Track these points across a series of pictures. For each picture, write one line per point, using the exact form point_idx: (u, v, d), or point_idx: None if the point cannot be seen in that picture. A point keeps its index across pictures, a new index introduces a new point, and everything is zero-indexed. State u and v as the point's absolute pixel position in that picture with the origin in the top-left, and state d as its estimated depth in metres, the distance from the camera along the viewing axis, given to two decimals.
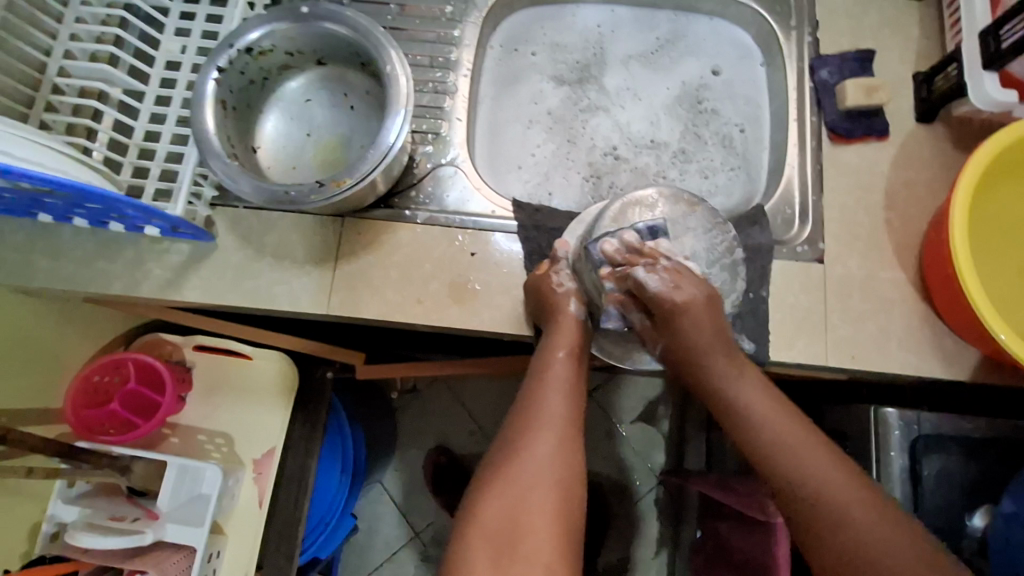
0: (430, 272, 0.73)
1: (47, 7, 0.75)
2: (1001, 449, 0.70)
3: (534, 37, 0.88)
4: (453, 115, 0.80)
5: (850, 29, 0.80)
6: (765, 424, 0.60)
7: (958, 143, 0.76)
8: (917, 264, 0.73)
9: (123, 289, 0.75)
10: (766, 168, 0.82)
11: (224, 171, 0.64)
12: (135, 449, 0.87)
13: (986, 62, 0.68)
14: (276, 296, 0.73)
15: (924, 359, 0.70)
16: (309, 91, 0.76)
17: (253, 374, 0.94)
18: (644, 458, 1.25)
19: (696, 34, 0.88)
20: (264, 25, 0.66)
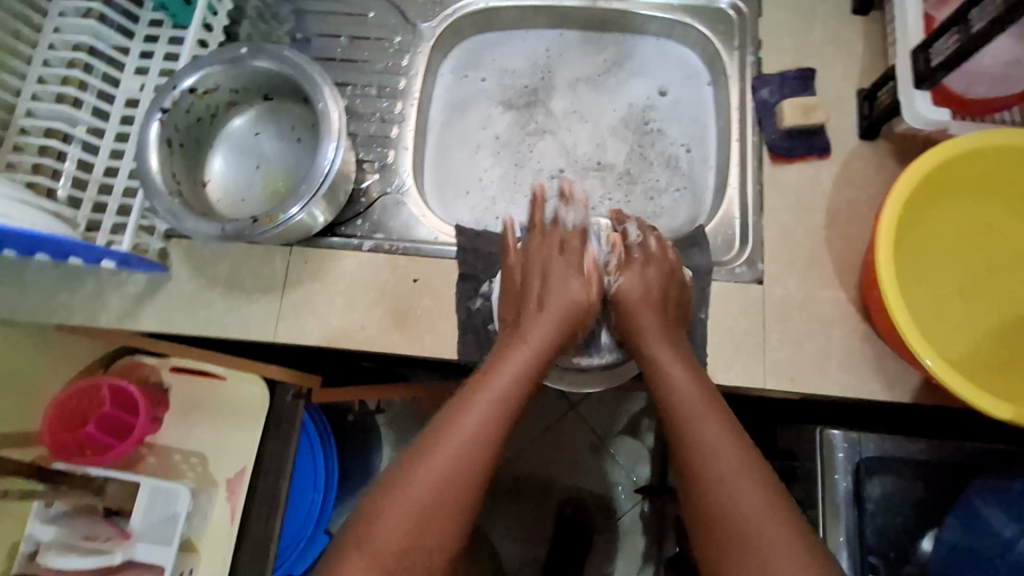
0: (373, 300, 0.75)
1: (14, 51, 0.77)
2: (945, 473, 0.70)
3: (483, 63, 0.90)
4: (400, 144, 0.82)
5: (795, 46, 0.80)
6: (700, 415, 0.59)
7: (900, 159, 0.75)
8: (858, 284, 0.72)
9: (84, 320, 0.78)
10: (711, 189, 0.83)
11: (167, 209, 0.67)
12: (112, 472, 0.87)
13: (917, 80, 0.67)
14: (225, 324, 0.76)
15: (865, 381, 0.70)
16: (257, 124, 0.79)
17: (232, 395, 0.94)
18: (628, 471, 1.13)
19: (643, 55, 0.90)
20: (201, 68, 0.70)
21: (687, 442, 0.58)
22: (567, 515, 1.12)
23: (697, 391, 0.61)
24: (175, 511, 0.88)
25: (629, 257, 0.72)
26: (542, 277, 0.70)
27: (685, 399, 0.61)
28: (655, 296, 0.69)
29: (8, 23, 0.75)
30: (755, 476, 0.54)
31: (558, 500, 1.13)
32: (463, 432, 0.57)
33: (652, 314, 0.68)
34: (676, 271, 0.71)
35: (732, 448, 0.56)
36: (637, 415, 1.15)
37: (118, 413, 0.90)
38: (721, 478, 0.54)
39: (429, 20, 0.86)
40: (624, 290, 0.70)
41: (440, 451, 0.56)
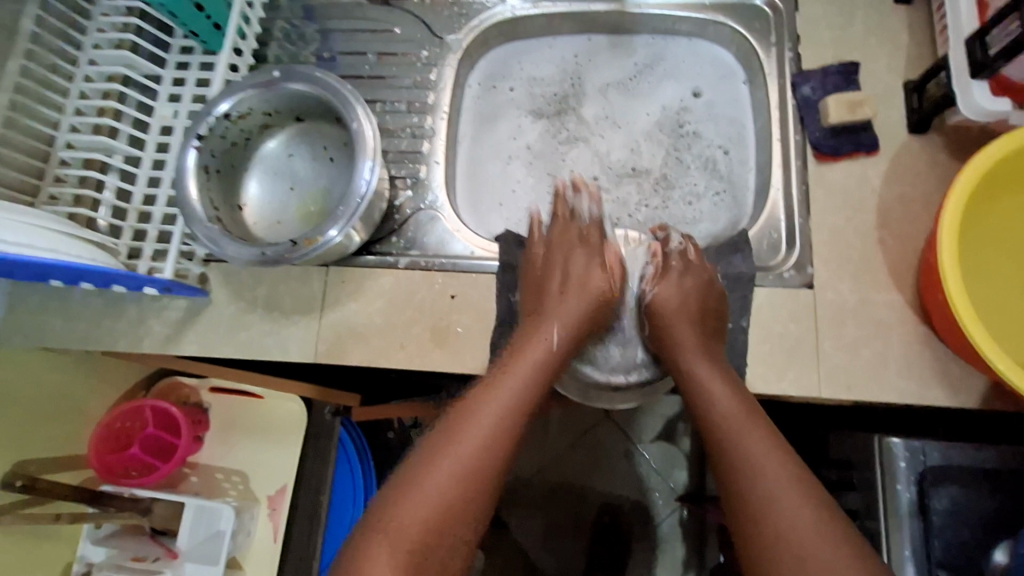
0: (411, 317, 0.75)
1: (51, 83, 0.78)
2: (1020, 481, 0.65)
3: (511, 72, 0.89)
4: (431, 158, 0.81)
5: (835, 40, 0.77)
6: (736, 425, 0.57)
7: (953, 153, 0.72)
8: (915, 286, 0.69)
9: (127, 347, 0.79)
10: (753, 190, 0.80)
11: (207, 236, 0.67)
12: (158, 492, 0.89)
13: (974, 70, 0.64)
14: (267, 347, 0.76)
15: (927, 387, 0.67)
16: (289, 145, 0.79)
17: (273, 413, 0.96)
18: (666, 478, 1.11)
19: (674, 56, 0.87)
20: (234, 93, 0.70)
21: (732, 456, 0.55)
22: (605, 523, 1.10)
23: (737, 402, 0.59)
24: (221, 529, 0.90)
25: (665, 266, 0.72)
26: (563, 261, 0.71)
27: (729, 414, 0.58)
28: (693, 308, 0.68)
29: (43, 57, 0.76)
30: (806, 490, 0.52)
31: (595, 508, 1.11)
32: (474, 444, 0.55)
33: (686, 324, 0.67)
34: (714, 281, 0.70)
35: (777, 463, 0.54)
36: (673, 420, 1.12)
37: (161, 434, 0.92)
38: (768, 494, 0.52)
39: (455, 32, 0.85)
40: (661, 298, 0.69)
41: (450, 465, 0.54)
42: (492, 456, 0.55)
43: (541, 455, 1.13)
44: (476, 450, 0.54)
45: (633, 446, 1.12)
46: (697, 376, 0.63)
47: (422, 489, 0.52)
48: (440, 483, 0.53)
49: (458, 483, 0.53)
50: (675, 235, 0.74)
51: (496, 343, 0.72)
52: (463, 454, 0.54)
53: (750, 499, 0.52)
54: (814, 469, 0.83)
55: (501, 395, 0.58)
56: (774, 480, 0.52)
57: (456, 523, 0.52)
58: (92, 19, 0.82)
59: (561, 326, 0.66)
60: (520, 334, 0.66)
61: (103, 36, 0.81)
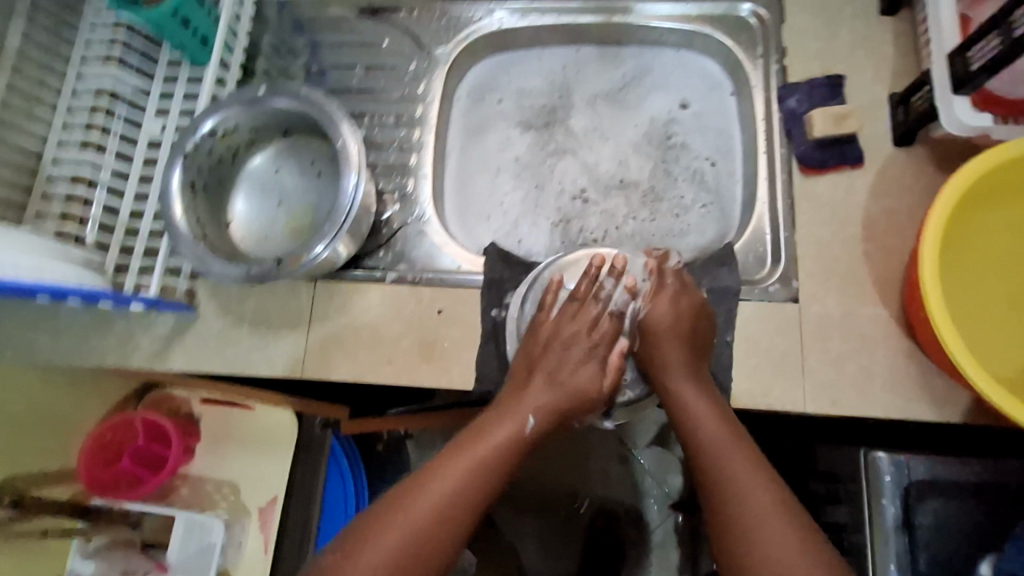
0: (399, 331, 0.75)
1: (38, 98, 0.78)
2: (1004, 492, 0.65)
3: (499, 84, 0.89)
4: (419, 172, 0.81)
5: (821, 53, 0.77)
6: (720, 447, 0.57)
7: (939, 166, 0.72)
8: (901, 299, 0.69)
9: (115, 362, 0.79)
10: (740, 203, 0.81)
11: (192, 254, 0.67)
12: (148, 505, 0.88)
13: (956, 86, 0.65)
14: (254, 362, 0.76)
15: (913, 400, 0.67)
16: (277, 160, 0.79)
17: (263, 425, 0.95)
18: (660, 483, 1.11)
19: (662, 67, 0.88)
20: (220, 110, 0.70)
21: (716, 479, 0.56)
22: (600, 528, 1.10)
23: (721, 424, 0.59)
24: (211, 543, 0.90)
25: (662, 283, 0.70)
26: (554, 362, 0.67)
27: (713, 437, 0.58)
28: (684, 327, 0.67)
29: (30, 72, 0.76)
30: (788, 515, 0.52)
31: (588, 517, 1.10)
32: (441, 492, 0.56)
33: (674, 343, 0.67)
34: (705, 305, 0.69)
35: (760, 488, 0.54)
36: (665, 428, 1.12)
37: (152, 447, 0.91)
38: (752, 519, 0.52)
39: (443, 45, 0.85)
40: (654, 316, 0.68)
41: (419, 507, 0.55)
42: (466, 504, 0.56)
43: (532, 463, 1.13)
44: (439, 503, 0.56)
45: (627, 451, 1.12)
46: (682, 397, 0.63)
47: (391, 530, 0.54)
48: (398, 539, 0.54)
49: (429, 517, 0.55)
50: (673, 257, 0.73)
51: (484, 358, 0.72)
52: (432, 497, 0.56)
53: (733, 524, 0.53)
54: (804, 481, 0.83)
55: (458, 467, 0.58)
56: (757, 505, 0.53)
57: (415, 564, 0.54)
58: (80, 34, 0.82)
59: (537, 412, 0.63)
60: (489, 411, 0.64)
61: (90, 50, 0.81)
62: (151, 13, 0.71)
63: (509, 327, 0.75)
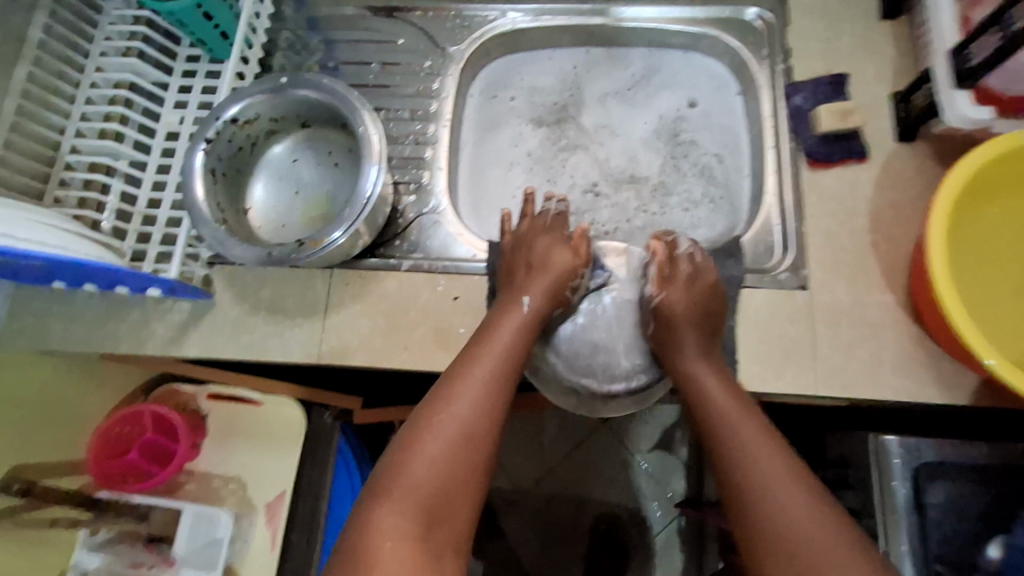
0: (415, 319, 0.76)
1: (58, 90, 0.80)
2: (1011, 477, 0.67)
3: (511, 82, 0.92)
4: (434, 164, 0.83)
5: (824, 53, 0.80)
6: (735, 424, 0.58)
7: (940, 160, 0.75)
8: (906, 287, 0.71)
9: (131, 349, 0.79)
10: (747, 197, 0.83)
11: (215, 237, 0.68)
12: (156, 498, 0.88)
13: (958, 79, 0.67)
14: (270, 348, 0.77)
15: (921, 385, 0.68)
16: (295, 151, 0.80)
17: (269, 420, 0.94)
18: (664, 486, 1.11)
19: (670, 68, 0.90)
20: (244, 98, 0.72)
21: (734, 452, 0.56)
22: (602, 532, 1.10)
23: (734, 402, 0.61)
24: (217, 537, 0.88)
25: (674, 269, 0.71)
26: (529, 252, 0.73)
27: (725, 410, 0.60)
28: (698, 310, 0.68)
29: (51, 64, 0.78)
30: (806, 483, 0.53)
31: (592, 518, 1.11)
32: (471, 401, 0.58)
33: (690, 326, 0.68)
34: (717, 285, 0.70)
35: (779, 454, 0.55)
36: (670, 427, 1.13)
37: (160, 439, 0.90)
38: (767, 484, 0.53)
39: (457, 43, 0.88)
40: (670, 300, 0.69)
41: (462, 404, 0.58)
42: (493, 408, 0.59)
43: (535, 466, 1.13)
44: (474, 399, 0.58)
45: (630, 455, 1.12)
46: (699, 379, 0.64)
47: (442, 427, 0.56)
48: (458, 417, 0.57)
49: (465, 422, 0.57)
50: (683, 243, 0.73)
51: None
52: (460, 413, 0.57)
53: (750, 493, 0.53)
54: (811, 473, 0.84)
55: (489, 361, 0.62)
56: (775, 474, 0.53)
57: (461, 473, 0.55)
58: (99, 29, 0.84)
59: (529, 297, 0.69)
60: (492, 314, 0.69)
61: (110, 44, 0.83)
62: (176, 6, 0.73)
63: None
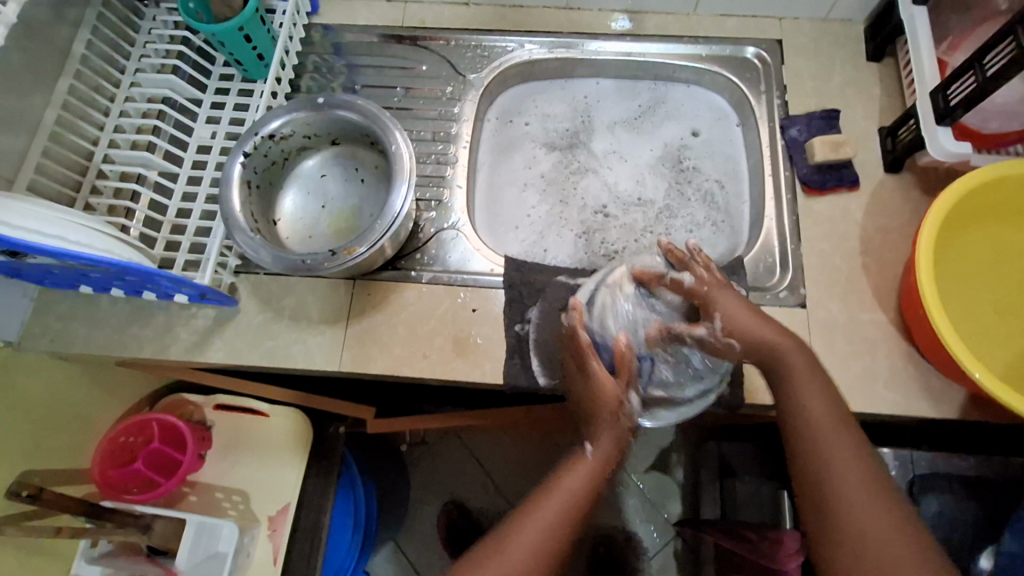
0: (435, 328, 0.79)
1: (95, 103, 0.84)
2: (997, 487, 0.71)
3: (526, 109, 0.97)
4: (454, 183, 0.87)
5: (817, 90, 0.87)
6: (821, 443, 0.59)
7: (924, 189, 0.81)
8: (897, 306, 0.76)
9: (152, 353, 0.81)
10: (748, 220, 0.88)
11: (248, 244, 0.71)
12: (159, 509, 0.87)
13: (939, 117, 0.74)
14: (292, 355, 0.79)
15: (912, 397, 0.73)
16: (323, 166, 0.84)
17: (275, 432, 0.97)
18: (659, 509, 1.14)
19: (675, 100, 0.97)
20: (280, 115, 0.76)
21: (821, 471, 0.57)
22: (601, 553, 1.11)
23: (825, 414, 0.60)
24: (219, 550, 0.90)
25: (696, 276, 0.72)
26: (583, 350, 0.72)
27: (815, 418, 0.60)
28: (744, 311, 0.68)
29: (90, 79, 0.83)
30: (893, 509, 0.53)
31: (590, 541, 1.12)
32: (556, 512, 0.58)
33: (762, 327, 0.67)
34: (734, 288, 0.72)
35: (882, 507, 0.53)
36: (666, 451, 1.16)
37: (165, 449, 0.91)
38: (839, 495, 0.55)
39: (477, 71, 0.93)
40: (711, 306, 0.70)
41: (554, 500, 0.59)
42: (575, 499, 0.60)
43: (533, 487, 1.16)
44: (558, 515, 0.57)
45: (626, 475, 1.15)
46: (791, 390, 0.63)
47: (531, 528, 0.56)
48: (539, 528, 0.56)
49: (547, 541, 0.55)
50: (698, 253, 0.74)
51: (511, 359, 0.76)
52: (549, 506, 0.58)
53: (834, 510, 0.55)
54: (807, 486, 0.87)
55: (568, 483, 0.61)
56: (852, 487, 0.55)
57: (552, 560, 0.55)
58: (136, 47, 0.88)
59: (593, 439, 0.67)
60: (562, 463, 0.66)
61: (147, 62, 0.87)
62: (218, 27, 0.77)
63: (532, 341, 0.78)
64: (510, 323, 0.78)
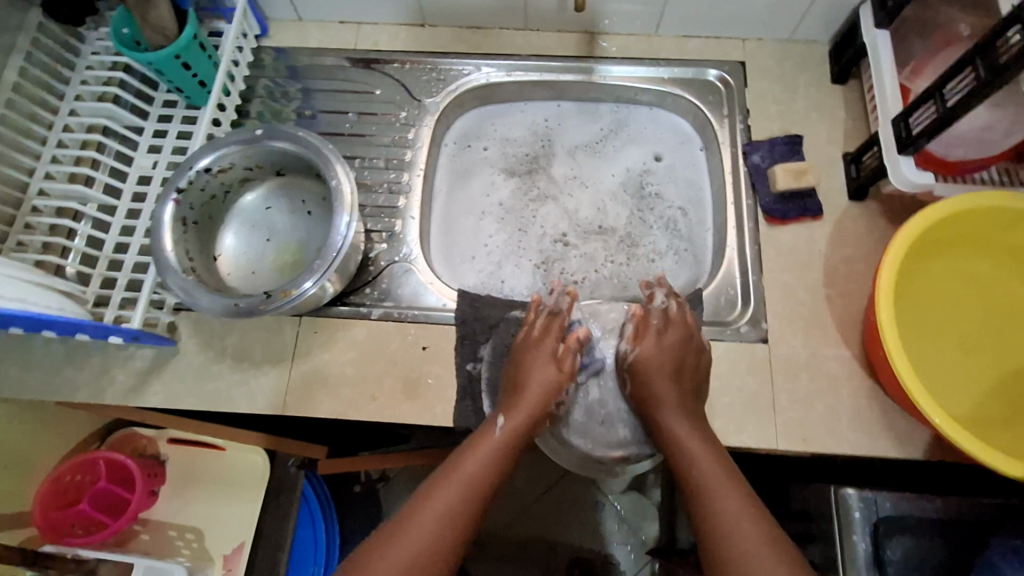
0: (383, 368, 0.75)
1: (29, 131, 0.80)
2: (966, 529, 0.68)
3: (485, 133, 0.94)
4: (407, 214, 0.84)
5: (780, 114, 0.85)
6: (709, 495, 0.58)
7: (889, 218, 0.79)
8: (861, 341, 0.74)
9: (88, 398, 0.77)
10: (711, 249, 0.86)
11: (181, 287, 0.68)
12: (104, 552, 0.82)
13: (900, 147, 0.71)
14: (233, 398, 0.75)
15: (876, 437, 0.70)
16: (268, 198, 0.81)
17: (234, 467, 0.91)
18: (637, 531, 1.09)
19: (637, 123, 0.94)
20: (216, 149, 0.73)
21: (711, 517, 0.57)
22: None
23: (716, 465, 0.60)
24: None
25: (646, 325, 0.73)
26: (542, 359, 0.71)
27: (708, 474, 0.60)
28: (671, 363, 0.69)
29: (24, 106, 0.78)
30: (777, 547, 0.53)
31: (565, 566, 1.08)
32: (449, 499, 0.58)
33: (671, 387, 0.68)
34: (693, 336, 0.71)
35: (771, 552, 0.52)
36: (643, 470, 1.11)
37: (114, 488, 0.87)
38: (743, 550, 0.53)
39: (432, 95, 0.90)
40: (643, 357, 0.70)
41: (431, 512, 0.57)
42: (460, 513, 0.58)
43: (507, 508, 1.11)
44: (455, 499, 0.58)
45: (602, 496, 1.11)
46: (681, 438, 0.64)
47: (404, 542, 0.55)
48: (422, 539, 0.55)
49: (439, 530, 0.56)
50: (660, 294, 0.75)
51: (462, 401, 0.73)
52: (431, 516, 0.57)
53: (728, 555, 0.54)
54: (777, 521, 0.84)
55: (473, 461, 0.62)
56: (747, 539, 0.54)
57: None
58: (76, 72, 0.84)
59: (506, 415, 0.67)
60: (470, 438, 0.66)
61: (86, 88, 0.83)
62: (153, 56, 0.74)
63: (484, 381, 0.75)
64: (461, 361, 0.75)
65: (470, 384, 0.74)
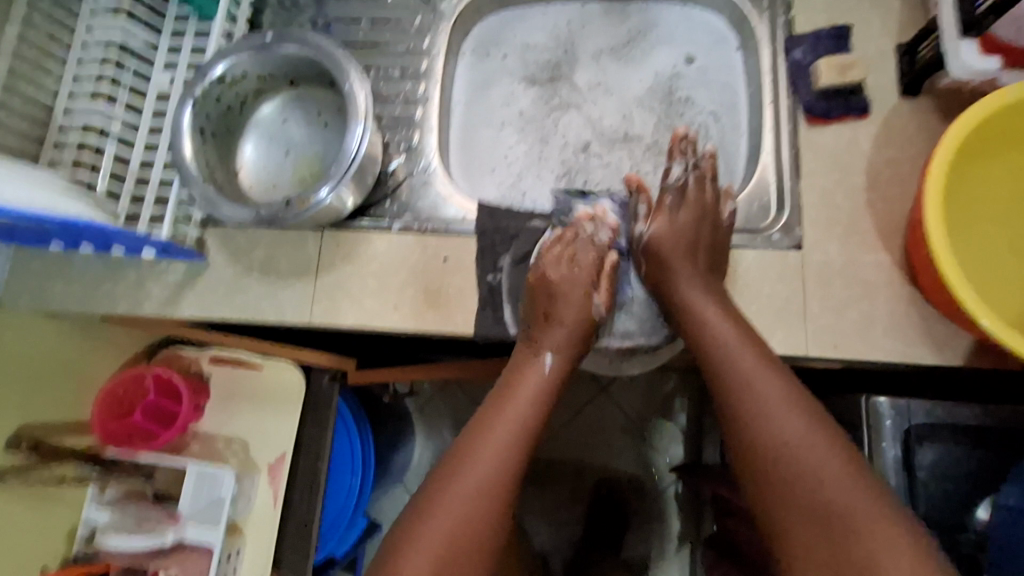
0: (405, 279, 0.76)
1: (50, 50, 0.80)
2: (1006, 436, 0.65)
3: (504, 40, 0.90)
4: (425, 124, 0.82)
5: (827, 3, 0.77)
6: (727, 355, 0.61)
7: (943, 114, 0.72)
8: (903, 247, 0.70)
9: (128, 308, 0.81)
10: (743, 156, 0.82)
11: (204, 197, 0.68)
12: (158, 457, 0.87)
13: (964, 28, 0.65)
14: (263, 310, 0.77)
15: (913, 345, 0.67)
16: (285, 111, 0.80)
17: (269, 385, 0.91)
18: (663, 451, 1.10)
19: (667, 22, 0.88)
20: (228, 57, 0.71)
21: (732, 375, 0.60)
22: (602, 495, 1.10)
23: (732, 327, 0.63)
24: (221, 496, 0.86)
25: (659, 201, 0.74)
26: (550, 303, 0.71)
27: (721, 334, 0.63)
28: (687, 241, 0.70)
29: (41, 22, 0.77)
30: (798, 405, 0.57)
31: (592, 479, 1.11)
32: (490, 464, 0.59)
33: (685, 259, 0.69)
34: (717, 225, 0.70)
35: (795, 409, 0.56)
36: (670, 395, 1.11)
37: (162, 403, 0.88)
38: (763, 405, 0.57)
39: None
40: (658, 236, 0.71)
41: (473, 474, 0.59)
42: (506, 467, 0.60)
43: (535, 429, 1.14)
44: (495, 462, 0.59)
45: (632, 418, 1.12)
46: (695, 305, 0.66)
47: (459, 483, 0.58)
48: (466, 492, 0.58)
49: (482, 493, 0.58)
50: (676, 167, 0.74)
51: (485, 310, 0.74)
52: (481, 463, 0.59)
53: (751, 410, 0.58)
54: None
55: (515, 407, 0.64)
56: (768, 392, 0.58)
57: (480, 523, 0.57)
58: None
59: (553, 350, 0.69)
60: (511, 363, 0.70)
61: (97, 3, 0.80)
62: None
63: (504, 291, 0.75)
64: (483, 270, 0.75)
65: (490, 293, 0.74)
